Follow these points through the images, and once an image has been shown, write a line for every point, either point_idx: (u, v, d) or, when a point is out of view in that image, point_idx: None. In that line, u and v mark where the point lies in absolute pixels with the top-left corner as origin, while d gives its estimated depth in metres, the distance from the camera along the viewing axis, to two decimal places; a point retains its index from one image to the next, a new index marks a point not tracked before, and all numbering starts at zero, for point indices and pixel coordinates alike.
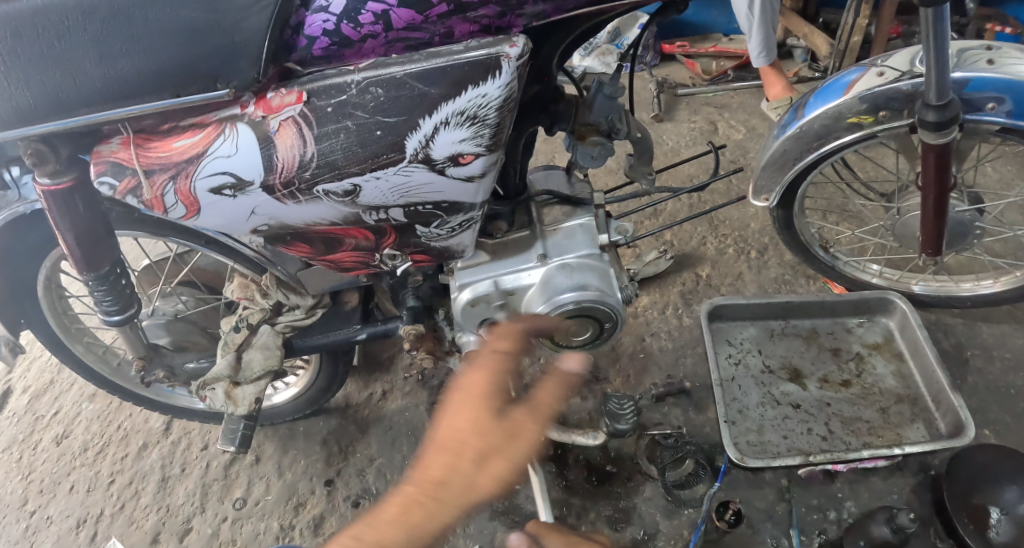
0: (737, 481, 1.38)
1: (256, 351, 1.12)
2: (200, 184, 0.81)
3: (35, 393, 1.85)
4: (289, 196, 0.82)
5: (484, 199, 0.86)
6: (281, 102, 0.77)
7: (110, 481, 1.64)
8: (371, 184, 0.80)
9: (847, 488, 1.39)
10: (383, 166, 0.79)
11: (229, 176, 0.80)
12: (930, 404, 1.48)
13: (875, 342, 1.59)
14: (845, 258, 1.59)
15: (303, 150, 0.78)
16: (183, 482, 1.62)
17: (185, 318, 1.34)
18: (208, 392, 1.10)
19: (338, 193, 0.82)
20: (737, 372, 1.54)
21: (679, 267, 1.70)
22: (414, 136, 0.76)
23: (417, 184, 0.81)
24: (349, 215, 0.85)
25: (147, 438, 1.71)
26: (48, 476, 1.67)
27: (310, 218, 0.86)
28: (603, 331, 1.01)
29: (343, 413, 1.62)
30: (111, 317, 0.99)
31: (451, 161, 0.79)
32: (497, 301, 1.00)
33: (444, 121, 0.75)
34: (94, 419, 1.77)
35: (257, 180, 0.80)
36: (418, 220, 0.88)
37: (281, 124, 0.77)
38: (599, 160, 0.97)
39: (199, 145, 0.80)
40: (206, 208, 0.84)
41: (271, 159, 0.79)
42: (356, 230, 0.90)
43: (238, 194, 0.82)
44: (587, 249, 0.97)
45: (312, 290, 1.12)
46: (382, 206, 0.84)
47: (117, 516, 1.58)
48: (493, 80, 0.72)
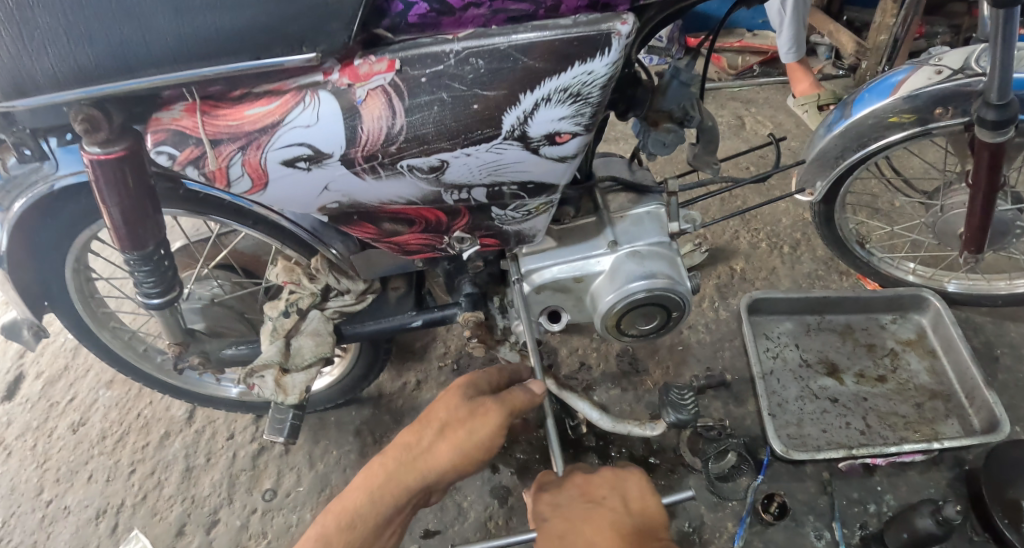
0: (779, 474, 1.38)
1: (306, 338, 1.07)
2: (272, 155, 0.76)
3: (49, 380, 1.80)
4: (369, 171, 0.78)
5: (566, 181, 0.86)
6: (370, 70, 0.73)
7: (130, 472, 1.61)
8: (460, 161, 0.79)
9: (886, 481, 1.40)
10: (476, 142, 0.77)
11: (306, 148, 0.76)
12: (963, 400, 1.49)
13: (908, 339, 1.60)
14: (880, 255, 1.61)
15: (392, 122, 0.74)
16: (209, 472, 1.59)
17: (224, 303, 1.31)
18: (256, 380, 1.04)
19: (423, 168, 0.79)
20: (776, 366, 1.55)
21: (713, 260, 1.72)
22: (513, 111, 0.75)
23: (507, 162, 0.80)
24: (430, 194, 0.83)
25: (169, 427, 1.67)
26: (63, 465, 1.63)
27: (386, 197, 0.82)
28: (670, 320, 1.01)
29: (376, 402, 1.61)
30: (151, 301, 0.93)
31: (546, 140, 0.78)
32: (563, 288, 0.99)
33: (546, 97, 0.74)
34: (112, 406, 1.73)
35: (337, 153, 0.76)
36: (497, 201, 0.86)
37: (369, 94, 0.73)
38: (669, 148, 0.96)
39: (274, 113, 0.74)
40: (274, 181, 0.78)
41: (355, 130, 0.75)
42: (429, 210, 0.87)
43: (313, 167, 0.77)
44: (656, 237, 0.97)
45: (363, 274, 1.06)
46: (466, 184, 0.82)
47: (139, 508, 1.55)
48: (601, 57, 0.72)
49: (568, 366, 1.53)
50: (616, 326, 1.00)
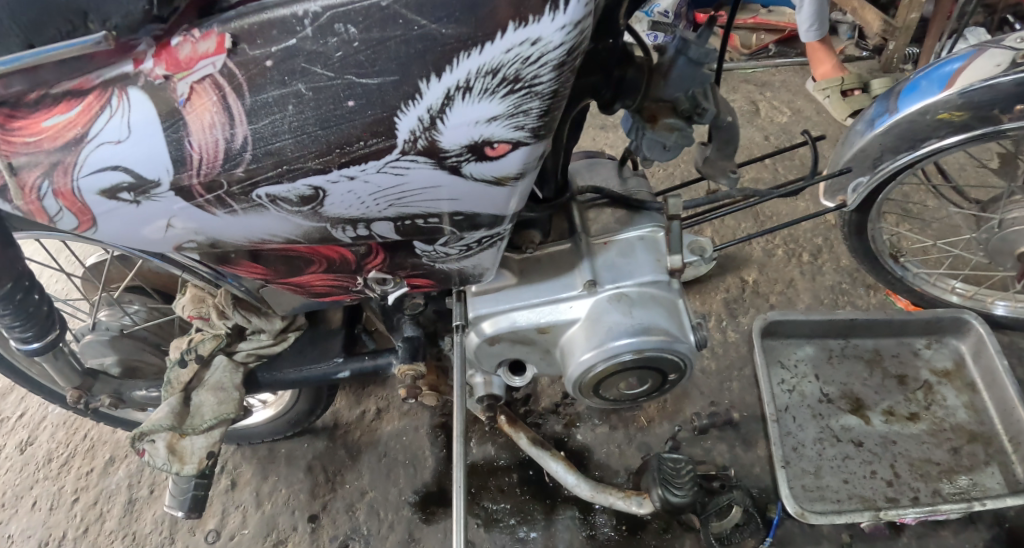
0: (791, 535, 1.18)
1: (207, 393, 0.87)
2: (84, 183, 0.55)
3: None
4: (216, 203, 0.58)
5: (516, 208, 0.63)
6: (192, 53, 0.51)
7: (73, 501, 1.43)
8: (340, 187, 0.57)
9: (915, 543, 1.20)
10: (359, 160, 0.55)
11: (124, 173, 0.55)
12: (1007, 446, 1.27)
13: (945, 369, 1.38)
14: (916, 270, 1.37)
15: (230, 131, 0.53)
16: (152, 506, 1.40)
17: (135, 335, 1.10)
18: (145, 445, 0.83)
19: (292, 199, 0.58)
20: (791, 401, 1.33)
21: (722, 271, 1.50)
22: (413, 109, 0.52)
23: (414, 187, 0.58)
24: (314, 232, 0.62)
25: (115, 452, 1.48)
26: (9, 489, 1.46)
27: (255, 234, 0.62)
28: (666, 382, 0.80)
29: (331, 433, 1.40)
30: (29, 343, 0.86)
31: (471, 153, 0.56)
32: (524, 338, 0.78)
33: (465, 86, 0.52)
34: (61, 424, 1.55)
35: (164, 179, 0.55)
36: (414, 236, 0.65)
37: (193, 89, 0.52)
38: (672, 151, 0.73)
39: (78, 124, 0.53)
40: (102, 217, 0.58)
41: (181, 147, 0.54)
42: (327, 248, 0.66)
43: (141, 199, 0.57)
44: (651, 275, 0.75)
45: (279, 310, 0.85)
46: (360, 217, 0.61)
47: (81, 541, 1.37)
48: (551, 15, 0.49)
49: (550, 397, 1.31)
50: (595, 388, 0.79)
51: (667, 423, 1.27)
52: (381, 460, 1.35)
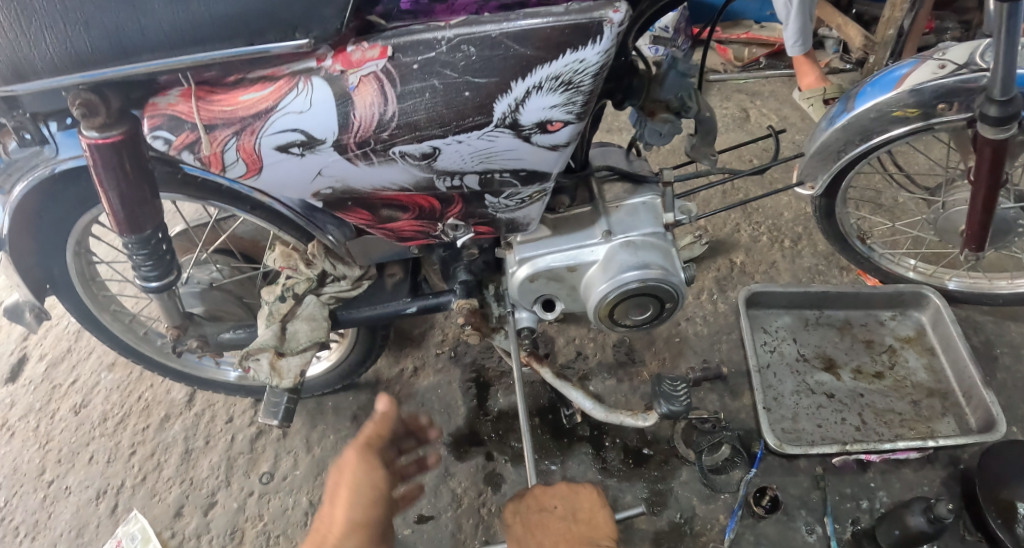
0: (772, 467, 1.39)
1: (301, 322, 1.10)
2: (266, 141, 0.79)
3: (51, 361, 1.81)
4: (361, 157, 0.81)
5: (559, 170, 0.86)
6: (363, 57, 0.75)
7: (131, 453, 1.61)
8: (451, 148, 0.80)
9: (880, 478, 1.40)
10: (467, 130, 0.78)
11: (299, 134, 0.79)
12: (961, 399, 1.48)
13: (907, 336, 1.59)
14: (881, 251, 1.60)
15: (384, 108, 0.76)
16: (207, 455, 1.59)
17: (222, 287, 1.32)
18: (251, 363, 1.08)
19: (415, 155, 0.81)
20: (773, 359, 1.55)
21: (713, 253, 1.72)
22: (505, 98, 0.75)
23: (500, 149, 0.81)
24: (423, 180, 0.84)
25: (169, 410, 1.68)
26: (64, 445, 1.64)
27: (379, 183, 0.85)
28: (664, 311, 1.02)
29: (373, 388, 1.61)
30: (150, 284, 0.92)
31: (538, 128, 0.78)
32: (556, 277, 1.00)
33: (538, 85, 0.75)
34: (114, 388, 1.74)
35: (330, 139, 0.79)
36: (491, 188, 0.87)
37: (361, 80, 0.75)
38: (666, 138, 0.96)
39: (268, 99, 0.77)
40: (268, 166, 0.82)
41: (348, 117, 0.77)
42: (423, 198, 0.89)
43: (306, 153, 0.80)
44: (651, 228, 0.97)
45: (361, 261, 1.11)
46: (458, 171, 0.83)
47: (139, 489, 1.56)
48: (593, 45, 0.72)
49: (565, 355, 1.53)
50: (609, 315, 1.01)
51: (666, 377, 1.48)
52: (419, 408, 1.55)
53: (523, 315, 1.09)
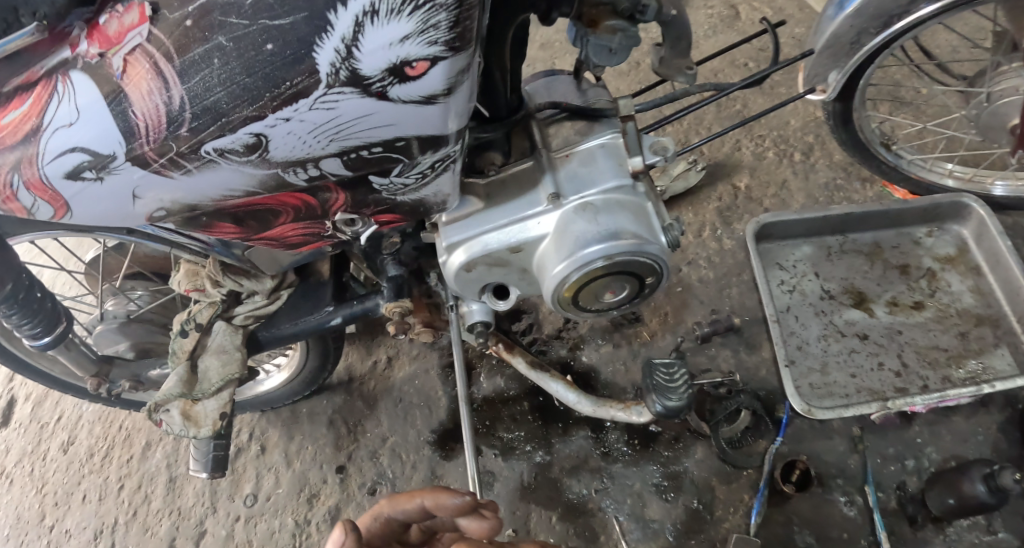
0: (801, 432, 1.19)
1: (211, 356, 0.91)
2: (50, 170, 0.62)
3: (37, 400, 1.56)
4: (171, 166, 0.63)
5: (457, 125, 0.66)
6: (121, 29, 0.59)
7: (120, 488, 1.40)
8: (279, 129, 0.61)
9: (927, 431, 1.21)
10: (288, 101, 0.59)
11: (82, 154, 0.61)
12: (1016, 326, 1.27)
13: (947, 255, 1.37)
14: (910, 157, 1.35)
15: (166, 93, 0.59)
16: (191, 481, 1.38)
17: (142, 319, 1.08)
18: (161, 415, 0.90)
19: (237, 150, 0.62)
20: (793, 301, 1.32)
21: (712, 180, 1.48)
22: (327, 43, 0.56)
23: (348, 119, 0.62)
24: (268, 180, 0.66)
25: (150, 436, 1.45)
26: (59, 486, 1.43)
27: (217, 191, 0.66)
28: (644, 286, 0.82)
29: (347, 388, 1.37)
30: (40, 340, 0.86)
31: (392, 75, 0.59)
32: (499, 260, 0.81)
33: (370, 11, 0.55)
34: (97, 420, 1.50)
35: (119, 152, 0.61)
36: (368, 170, 0.68)
37: (128, 62, 0.59)
38: (619, 54, 0.74)
39: (31, 116, 0.60)
40: (73, 200, 0.65)
41: (126, 117, 0.59)
42: (289, 195, 0.70)
43: (103, 175, 0.63)
44: (615, 182, 0.77)
45: (268, 269, 0.88)
46: (306, 158, 0.64)
47: (132, 525, 1.36)
48: None
49: (551, 324, 1.32)
50: (575, 300, 0.81)
51: (669, 335, 1.28)
52: (397, 405, 1.34)
53: (474, 308, 0.90)
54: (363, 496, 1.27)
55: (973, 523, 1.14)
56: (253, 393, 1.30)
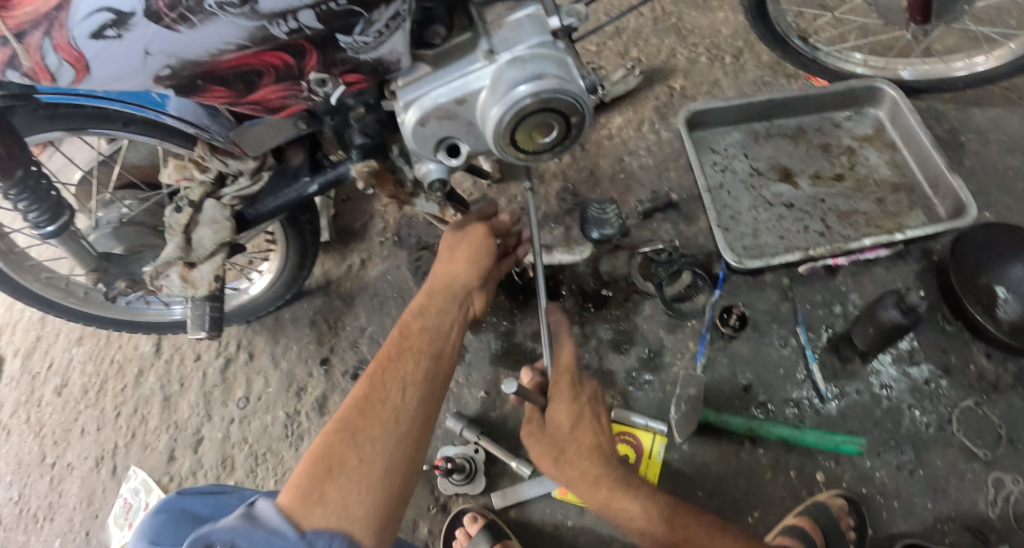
0: (738, 286, 1.33)
1: (204, 228, 1.13)
2: (78, 32, 0.78)
3: (26, 354, 1.59)
4: (179, 21, 0.78)
5: None
6: None
7: (116, 416, 1.49)
8: None
9: (851, 280, 1.34)
10: None
11: (107, 13, 0.76)
12: (927, 191, 1.43)
13: (866, 134, 1.51)
14: (825, 50, 1.50)
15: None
16: (185, 396, 1.48)
17: (134, 222, 1.31)
18: (163, 280, 1.13)
19: (233, 3, 0.77)
20: (726, 179, 1.44)
21: (650, 83, 1.60)
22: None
23: None
24: (256, 31, 0.80)
25: (142, 364, 1.53)
26: (57, 426, 1.50)
27: (213, 46, 0.81)
28: (571, 128, 0.94)
29: (325, 290, 1.51)
30: (46, 229, 1.05)
31: None
32: (448, 114, 0.93)
33: None
34: (88, 359, 1.56)
35: (137, 10, 0.76)
36: (336, 25, 0.81)
37: None
38: None
39: None
40: (94, 59, 0.80)
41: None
42: (270, 54, 0.84)
43: (123, 33, 0.78)
44: (538, 38, 0.90)
45: (256, 149, 1.09)
46: (288, 11, 0.78)
47: (131, 446, 1.46)
48: None
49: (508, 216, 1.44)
50: (513, 142, 0.93)
51: None
52: (373, 299, 1.49)
53: (431, 168, 1.02)
54: (346, 382, 1.43)
55: (896, 357, 1.30)
56: (238, 302, 1.41)
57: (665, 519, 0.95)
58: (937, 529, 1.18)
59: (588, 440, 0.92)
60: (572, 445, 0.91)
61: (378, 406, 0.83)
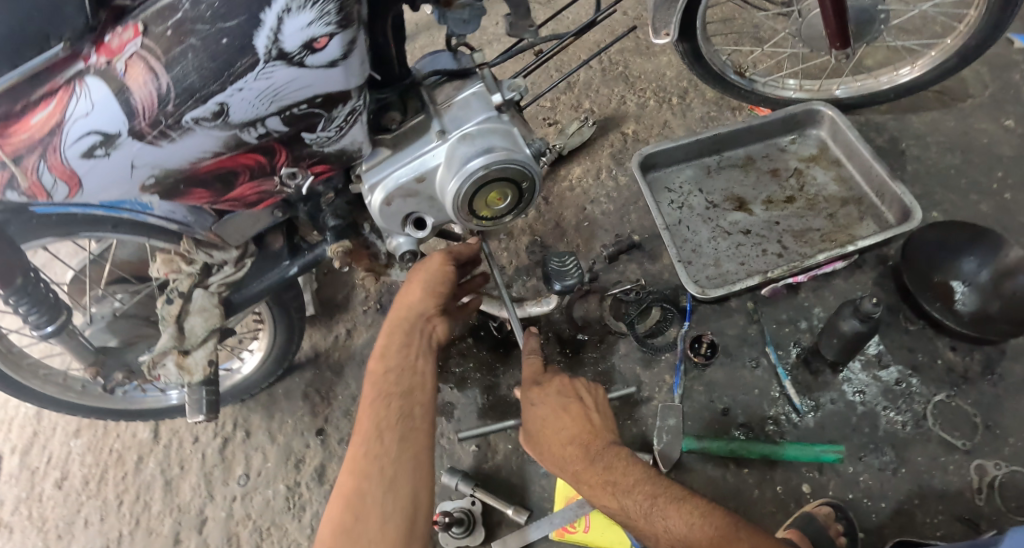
0: (706, 315, 1.39)
1: (195, 316, 1.16)
2: (70, 154, 0.84)
3: (23, 450, 1.60)
4: (160, 137, 0.84)
5: (359, 83, 0.84)
6: (121, 43, 0.81)
7: (119, 503, 1.51)
8: (235, 98, 0.80)
9: (813, 296, 1.41)
10: (241, 75, 0.78)
11: (95, 135, 0.83)
12: (875, 201, 1.51)
13: (811, 155, 1.60)
14: (762, 80, 1.59)
15: (156, 81, 0.80)
16: (186, 478, 1.51)
17: (126, 314, 1.35)
18: (160, 369, 1.18)
19: (207, 117, 0.82)
20: (683, 215, 1.51)
21: (604, 131, 1.67)
22: (260, 32, 0.76)
23: (283, 84, 0.80)
24: (229, 139, 0.86)
25: (141, 451, 1.56)
26: (60, 520, 1.51)
27: (191, 155, 0.87)
28: (524, 191, 1.01)
29: (315, 363, 1.56)
30: (46, 329, 1.18)
31: (306, 50, 0.77)
32: (410, 192, 1.00)
33: (285, 9, 0.75)
34: (87, 450, 1.58)
35: (123, 130, 0.82)
36: (300, 126, 0.87)
37: (128, 64, 0.80)
38: (472, 22, 0.95)
39: (55, 114, 0.82)
40: (85, 176, 0.86)
41: (128, 104, 0.81)
42: (245, 156, 0.90)
43: (110, 151, 0.84)
44: (484, 114, 0.96)
45: (234, 240, 1.13)
46: (256, 119, 0.83)
47: (136, 533, 1.47)
48: None
49: None
50: (472, 210, 1.00)
51: (583, 262, 1.47)
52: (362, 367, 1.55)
53: (401, 241, 1.07)
54: (343, 449, 1.48)
55: (866, 362, 1.36)
56: (232, 382, 1.45)
57: (643, 500, 0.94)
58: (928, 523, 1.22)
59: (559, 434, 0.97)
60: (566, 439, 0.96)
61: (382, 424, 0.94)
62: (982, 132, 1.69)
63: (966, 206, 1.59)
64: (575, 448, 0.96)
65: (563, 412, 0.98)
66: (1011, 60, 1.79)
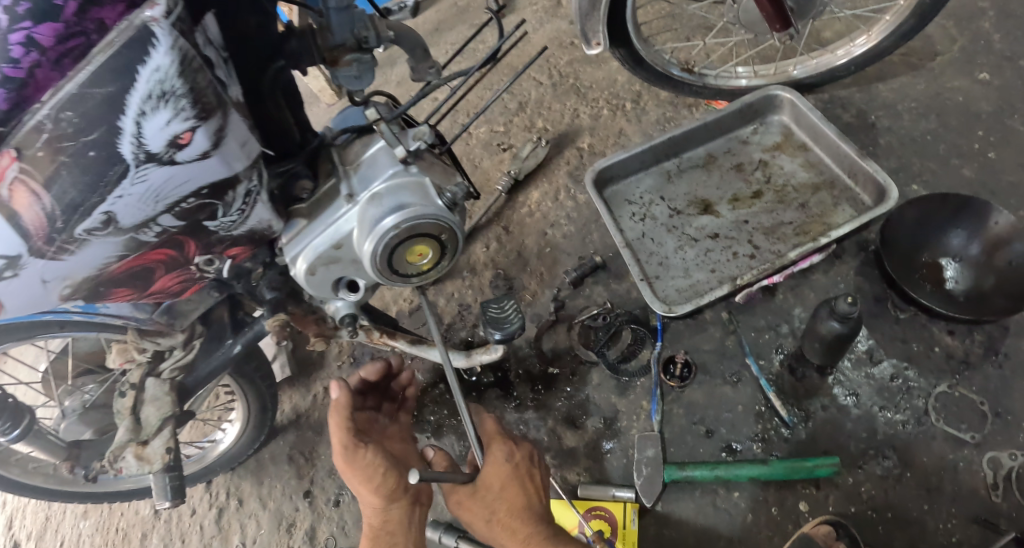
0: (680, 332, 1.34)
1: (148, 406, 1.12)
2: None
3: (37, 536, 1.57)
4: (61, 251, 0.78)
5: (242, 165, 0.80)
6: None
7: None
8: (119, 205, 0.76)
9: (791, 295, 1.34)
10: (116, 183, 0.74)
11: None
12: (848, 183, 1.43)
13: (775, 142, 1.52)
14: (713, 73, 1.53)
15: (42, 203, 0.72)
16: None
17: (97, 406, 1.28)
18: (121, 463, 1.12)
19: (98, 227, 0.77)
20: (646, 227, 1.45)
21: (559, 149, 1.62)
22: (123, 139, 0.71)
23: (161, 184, 0.76)
24: (130, 243, 0.81)
25: (144, 527, 1.53)
26: None
27: (97, 263, 0.82)
28: (445, 242, 0.97)
29: (297, 424, 1.54)
30: (11, 435, 1.15)
31: (172, 148, 0.73)
32: (331, 259, 0.96)
33: (140, 112, 0.69)
34: (95, 532, 1.55)
35: (23, 252, 0.75)
36: (197, 216, 0.83)
37: (9, 188, 0.70)
38: (364, 77, 0.93)
39: None
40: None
41: (20, 226, 0.73)
42: (154, 252, 0.85)
43: (17, 271, 0.77)
44: (391, 169, 0.92)
45: (180, 323, 1.09)
46: (148, 219, 0.79)
47: None
48: (155, 49, 0.67)
49: (448, 315, 1.44)
50: (395, 268, 0.96)
51: (548, 290, 1.43)
52: None
53: (339, 304, 1.05)
54: (330, 509, 1.46)
55: (856, 361, 1.28)
56: (216, 453, 1.43)
57: None
58: (940, 530, 1.14)
59: (518, 499, 0.97)
60: (522, 504, 0.97)
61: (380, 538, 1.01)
62: (957, 90, 1.59)
63: (947, 174, 1.50)
64: (529, 516, 0.97)
65: (524, 481, 0.99)
66: (977, 7, 1.70)
